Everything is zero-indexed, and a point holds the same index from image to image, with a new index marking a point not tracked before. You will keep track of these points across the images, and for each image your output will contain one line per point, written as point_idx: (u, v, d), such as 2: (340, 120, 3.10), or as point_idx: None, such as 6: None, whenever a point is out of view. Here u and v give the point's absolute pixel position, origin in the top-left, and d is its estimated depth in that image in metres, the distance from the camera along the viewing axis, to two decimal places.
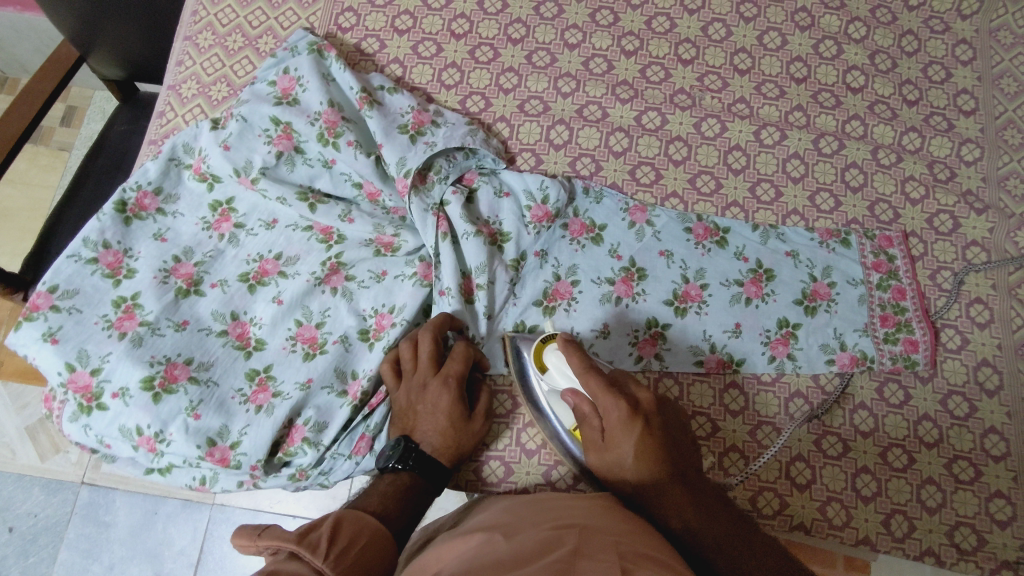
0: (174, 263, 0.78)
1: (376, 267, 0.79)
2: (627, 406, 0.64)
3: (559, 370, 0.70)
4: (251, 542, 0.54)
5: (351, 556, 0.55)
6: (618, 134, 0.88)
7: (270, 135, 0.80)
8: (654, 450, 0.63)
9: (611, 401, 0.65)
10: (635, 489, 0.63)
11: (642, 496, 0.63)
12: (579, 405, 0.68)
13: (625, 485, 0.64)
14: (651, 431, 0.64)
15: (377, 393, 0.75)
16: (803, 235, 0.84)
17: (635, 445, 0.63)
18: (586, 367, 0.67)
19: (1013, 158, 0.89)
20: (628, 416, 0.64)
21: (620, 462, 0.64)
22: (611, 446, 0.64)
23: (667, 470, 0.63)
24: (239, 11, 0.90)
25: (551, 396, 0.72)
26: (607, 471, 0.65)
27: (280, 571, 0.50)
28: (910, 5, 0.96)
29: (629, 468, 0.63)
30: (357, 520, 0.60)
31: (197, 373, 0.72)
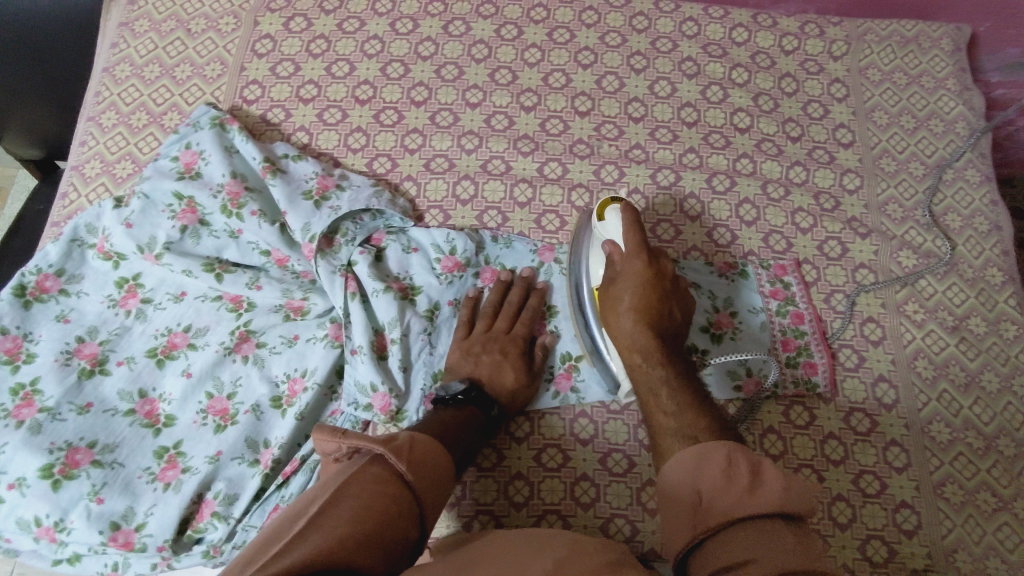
0: (77, 344, 0.77)
1: (286, 332, 0.80)
2: (647, 262, 0.71)
3: (614, 224, 0.75)
4: (335, 438, 0.58)
5: (425, 468, 0.59)
6: (521, 186, 0.90)
7: (174, 210, 0.80)
8: (654, 302, 0.70)
9: (636, 255, 0.71)
10: (623, 327, 0.71)
11: (623, 334, 0.71)
12: (611, 254, 0.74)
13: (619, 328, 0.71)
14: (658, 287, 0.71)
15: (291, 461, 0.73)
16: (702, 268, 0.88)
17: (639, 289, 0.70)
18: (633, 223, 0.73)
19: (890, 185, 0.95)
20: (645, 271, 0.71)
21: (622, 300, 0.71)
22: (619, 288, 0.72)
23: (655, 329, 0.70)
24: (143, 89, 0.92)
25: (597, 242, 0.77)
26: (609, 313, 0.73)
27: (367, 473, 0.55)
28: (786, 50, 1.02)
29: (625, 309, 0.71)
30: (376, 481, 0.55)
31: (101, 456, 0.71)
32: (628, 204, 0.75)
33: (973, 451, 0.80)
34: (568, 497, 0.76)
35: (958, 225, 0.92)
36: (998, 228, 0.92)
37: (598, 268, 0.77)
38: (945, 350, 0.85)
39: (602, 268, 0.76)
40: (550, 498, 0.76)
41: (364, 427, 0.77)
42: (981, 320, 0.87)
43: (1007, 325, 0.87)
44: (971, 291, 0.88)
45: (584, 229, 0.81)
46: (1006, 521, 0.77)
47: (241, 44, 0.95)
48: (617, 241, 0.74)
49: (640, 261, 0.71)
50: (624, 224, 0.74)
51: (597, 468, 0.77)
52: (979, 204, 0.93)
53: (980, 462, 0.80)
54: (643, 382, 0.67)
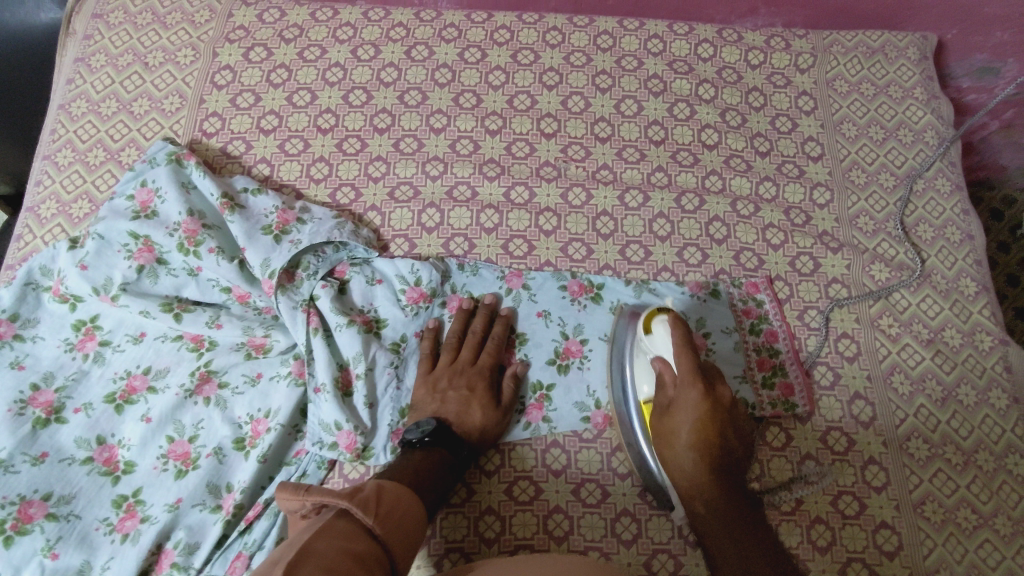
0: (32, 391, 0.75)
1: (249, 371, 0.78)
2: (702, 391, 0.71)
3: (662, 340, 0.74)
4: (299, 496, 0.58)
5: (393, 518, 0.60)
6: (488, 212, 0.89)
7: (130, 249, 0.78)
8: (711, 434, 0.71)
9: (691, 384, 0.71)
10: (683, 464, 0.71)
11: (684, 472, 0.71)
12: (664, 376, 0.73)
13: (676, 461, 0.71)
14: (716, 417, 0.71)
15: (254, 505, 0.71)
16: (674, 288, 0.86)
17: (697, 422, 0.71)
18: (685, 346, 0.71)
19: (861, 198, 0.94)
20: (701, 403, 0.70)
21: (680, 434, 0.72)
22: (677, 420, 0.72)
23: (717, 462, 0.70)
24: (100, 126, 0.90)
25: (644, 356, 0.76)
26: (665, 438, 0.73)
27: (335, 528, 0.55)
28: (752, 64, 1.01)
29: (685, 443, 0.71)
30: (344, 535, 0.54)
31: (56, 509, 0.69)
32: (677, 318, 0.73)
33: (952, 467, 0.79)
34: (540, 531, 0.74)
35: (930, 236, 0.92)
36: (970, 237, 0.92)
37: (645, 383, 0.76)
38: (921, 364, 0.84)
39: (650, 387, 0.75)
40: (522, 532, 0.74)
41: (330, 467, 0.75)
42: (956, 332, 0.86)
43: (981, 337, 0.86)
44: (944, 303, 0.88)
45: (624, 333, 0.80)
46: (987, 538, 0.76)
47: (200, 76, 0.94)
48: (668, 362, 0.73)
49: (696, 390, 0.71)
50: (674, 344, 0.72)
51: (569, 499, 0.76)
52: (950, 213, 0.93)
53: (959, 478, 0.79)
54: (705, 524, 0.69)
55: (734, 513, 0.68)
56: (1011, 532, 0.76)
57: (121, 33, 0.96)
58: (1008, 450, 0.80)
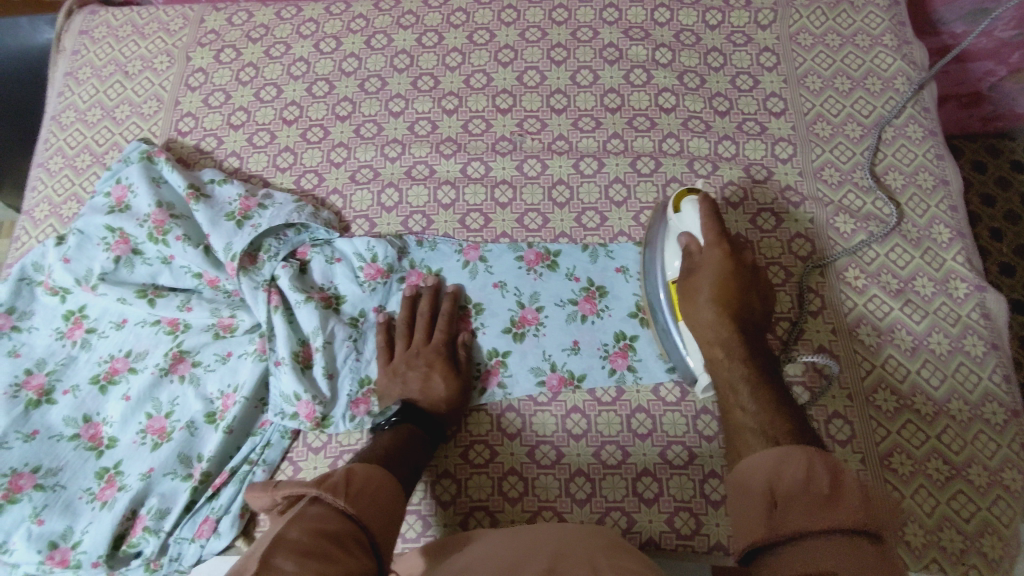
0: (26, 376, 0.82)
1: (220, 350, 0.83)
2: (727, 252, 0.71)
3: (690, 215, 0.75)
4: (268, 492, 0.57)
5: (368, 497, 0.58)
6: (445, 188, 0.91)
7: (108, 242, 0.85)
8: (735, 290, 0.70)
9: (717, 245, 0.71)
10: (704, 318, 0.70)
11: (706, 325, 0.70)
12: (690, 248, 0.74)
13: (699, 319, 0.70)
14: (739, 275, 0.71)
15: (221, 473, 0.76)
16: (630, 251, 0.86)
17: (722, 279, 0.70)
18: (711, 215, 0.73)
19: (825, 150, 0.91)
20: (726, 260, 0.71)
21: (703, 291, 0.71)
22: (700, 278, 0.71)
23: (741, 319, 0.69)
24: (86, 132, 0.97)
25: (671, 235, 0.77)
26: (689, 302, 0.72)
27: (306, 515, 0.54)
28: (711, 25, 1.00)
29: (708, 300, 0.70)
30: (317, 519, 0.53)
31: (43, 480, 0.75)
32: (706, 196, 0.75)
33: (921, 418, 0.76)
34: (496, 493, 0.76)
35: (900, 183, 0.88)
36: (945, 182, 0.88)
37: (673, 259, 0.76)
38: (889, 316, 0.81)
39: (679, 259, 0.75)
40: (478, 495, 0.76)
41: (294, 436, 0.79)
42: (928, 281, 0.83)
43: (956, 284, 0.82)
44: (915, 251, 0.84)
45: (657, 224, 0.81)
46: (959, 489, 0.73)
47: (176, 80, 1.00)
48: (695, 234, 0.74)
49: (723, 250, 0.71)
50: (702, 215, 0.74)
51: (524, 462, 0.77)
52: (923, 159, 0.89)
53: (930, 429, 0.76)
54: (726, 376, 0.66)
55: (755, 362, 0.65)
56: (985, 482, 0.73)
57: (105, 47, 1.04)
58: (985, 399, 0.77)
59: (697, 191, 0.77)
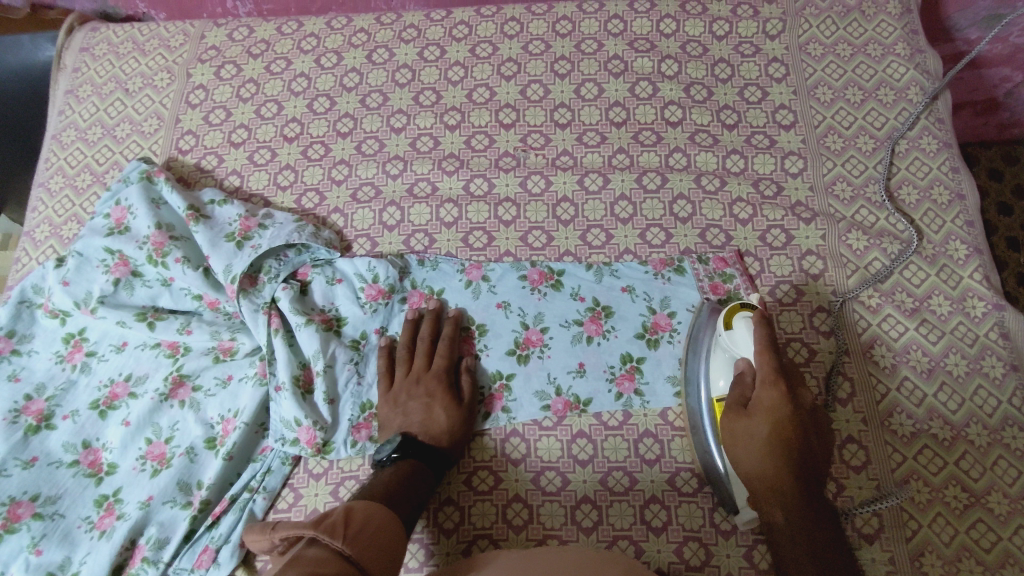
0: (25, 401, 0.81)
1: (220, 373, 0.82)
2: (784, 394, 0.67)
3: (743, 336, 0.71)
4: (267, 535, 0.58)
5: (366, 536, 0.57)
6: (447, 206, 0.89)
7: (107, 264, 0.84)
8: (791, 435, 0.66)
9: (772, 385, 0.67)
10: (756, 465, 0.66)
11: (757, 473, 0.66)
12: (744, 377, 0.70)
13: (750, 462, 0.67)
14: (796, 417, 0.67)
15: (221, 501, 0.75)
16: (637, 269, 0.84)
17: (776, 424, 0.66)
18: (768, 345, 0.68)
19: (837, 164, 0.89)
20: (782, 402, 0.67)
21: (756, 433, 0.67)
22: (754, 419, 0.67)
23: (796, 469, 0.65)
24: (86, 152, 0.97)
25: (722, 354, 0.73)
26: (739, 440, 0.68)
27: (302, 558, 0.52)
28: (718, 35, 0.98)
29: (760, 442, 0.66)
30: (315, 561, 0.52)
31: (42, 509, 0.74)
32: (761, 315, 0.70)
33: (939, 443, 0.74)
34: (500, 521, 0.74)
35: (914, 198, 0.86)
36: (961, 197, 0.85)
37: (721, 378, 0.72)
38: (904, 336, 0.79)
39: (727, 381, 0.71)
40: (481, 523, 0.74)
41: (295, 462, 0.78)
42: (944, 300, 0.80)
43: (973, 302, 0.80)
44: (931, 269, 0.82)
45: (704, 331, 0.77)
46: (979, 518, 0.70)
47: (176, 97, 0.99)
48: (750, 361, 0.70)
49: (779, 391, 0.67)
50: (757, 343, 0.69)
51: (529, 488, 0.76)
52: (937, 172, 0.87)
53: (947, 455, 0.73)
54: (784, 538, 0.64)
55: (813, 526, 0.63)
56: (1006, 511, 0.71)
57: (105, 64, 1.03)
58: (1005, 424, 0.74)
59: (751, 309, 0.72)
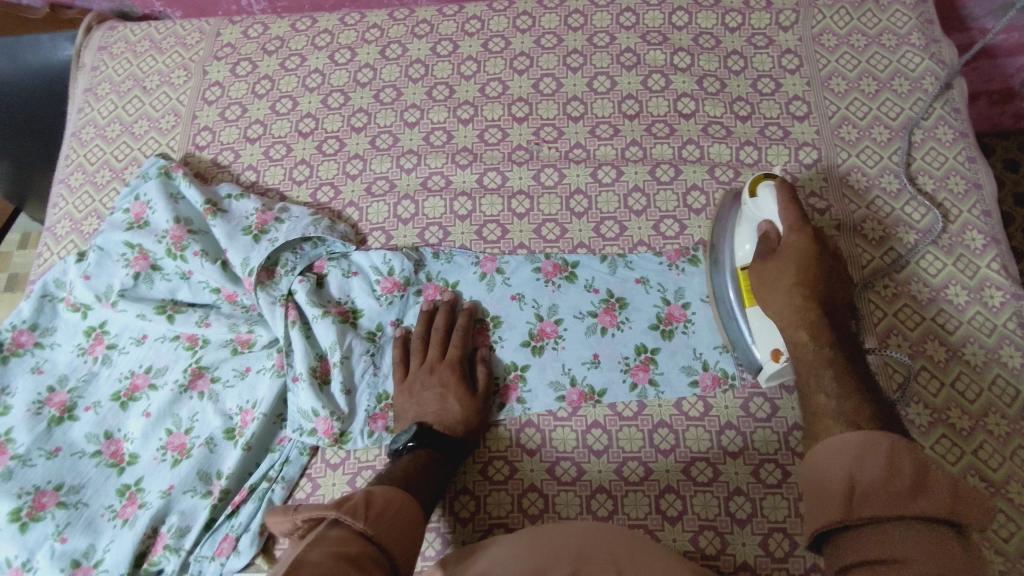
0: (48, 393, 0.82)
1: (238, 365, 0.83)
2: (811, 238, 0.68)
3: (766, 200, 0.72)
4: (286, 518, 0.58)
5: (388, 519, 0.58)
6: (461, 199, 0.90)
7: (128, 258, 0.85)
8: (818, 277, 0.67)
9: (800, 229, 0.68)
10: (783, 303, 0.68)
11: (786, 310, 0.68)
12: (769, 235, 0.71)
13: (779, 305, 0.68)
14: (822, 261, 0.68)
15: (240, 490, 0.76)
16: (651, 260, 0.84)
17: (803, 262, 0.67)
18: (791, 198, 0.70)
19: (852, 154, 0.88)
20: (810, 245, 0.68)
21: (783, 278, 0.68)
22: (781, 265, 0.69)
23: (823, 305, 0.67)
24: (107, 148, 0.98)
25: (747, 220, 0.75)
26: (768, 287, 0.70)
27: (325, 537, 0.53)
28: (731, 27, 0.98)
29: (788, 282, 0.68)
30: (338, 543, 0.53)
31: (65, 497, 0.75)
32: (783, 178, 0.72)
33: (956, 433, 0.73)
34: (516, 510, 0.75)
35: (931, 187, 0.85)
36: (978, 186, 0.85)
37: (746, 243, 0.75)
38: (920, 326, 0.79)
39: (752, 244, 0.74)
40: (497, 512, 0.75)
41: (312, 452, 0.79)
42: (961, 289, 0.80)
43: (991, 292, 0.79)
44: (947, 259, 0.81)
45: (729, 211, 0.80)
46: (998, 507, 0.70)
47: (193, 94, 1.00)
48: (774, 220, 0.71)
49: (804, 236, 0.68)
50: (780, 200, 0.70)
51: (544, 478, 0.76)
52: (953, 162, 0.86)
53: (965, 444, 0.73)
54: (806, 358, 0.66)
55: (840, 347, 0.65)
56: None
57: (123, 63, 1.05)
58: None
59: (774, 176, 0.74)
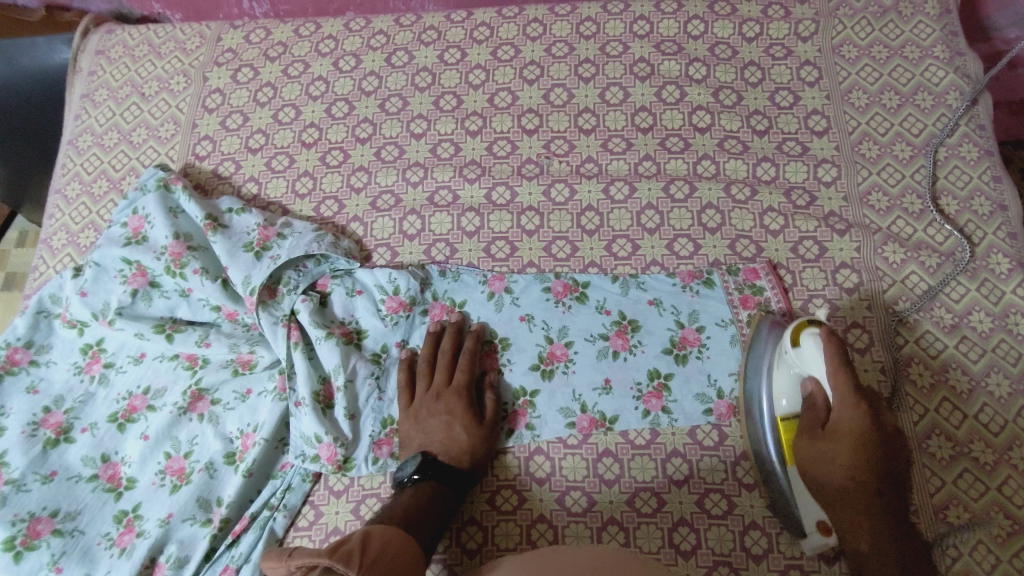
0: (44, 413, 0.80)
1: (239, 386, 0.80)
2: (865, 415, 0.65)
3: (810, 355, 0.68)
4: (283, 562, 0.54)
5: (382, 564, 0.56)
6: (468, 215, 0.87)
7: (125, 275, 0.82)
8: (874, 461, 0.65)
9: (851, 403, 0.65)
10: (835, 489, 0.66)
11: (841, 504, 0.65)
12: (816, 400, 0.68)
13: (829, 476, 0.66)
14: (877, 440, 0.65)
15: (241, 519, 0.74)
16: (664, 281, 0.82)
17: (857, 447, 0.65)
18: (842, 365, 0.65)
19: (873, 172, 0.85)
20: (863, 422, 0.65)
21: (835, 458, 0.66)
22: (832, 442, 0.66)
23: (879, 487, 0.64)
24: (104, 157, 0.95)
25: (785, 369, 0.70)
26: (815, 457, 0.67)
27: None
28: (748, 37, 0.94)
29: (842, 468, 0.65)
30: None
31: (61, 525, 0.73)
32: (831, 332, 0.67)
33: (979, 467, 0.71)
34: (524, 542, 0.73)
35: (954, 208, 0.83)
36: (1003, 207, 0.82)
37: (784, 397, 0.70)
38: (943, 354, 0.76)
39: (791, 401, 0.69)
40: (505, 543, 0.73)
41: (315, 479, 0.77)
42: (985, 316, 0.77)
43: (1016, 319, 0.77)
44: (971, 283, 0.79)
45: (765, 343, 0.75)
46: (1023, 546, 0.68)
47: (193, 101, 0.97)
48: (820, 380, 0.68)
49: (858, 413, 0.65)
50: (827, 363, 0.66)
51: (553, 509, 0.74)
52: (978, 182, 0.83)
53: (988, 479, 0.71)
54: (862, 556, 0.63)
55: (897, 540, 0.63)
56: None
57: (120, 67, 1.02)
58: None
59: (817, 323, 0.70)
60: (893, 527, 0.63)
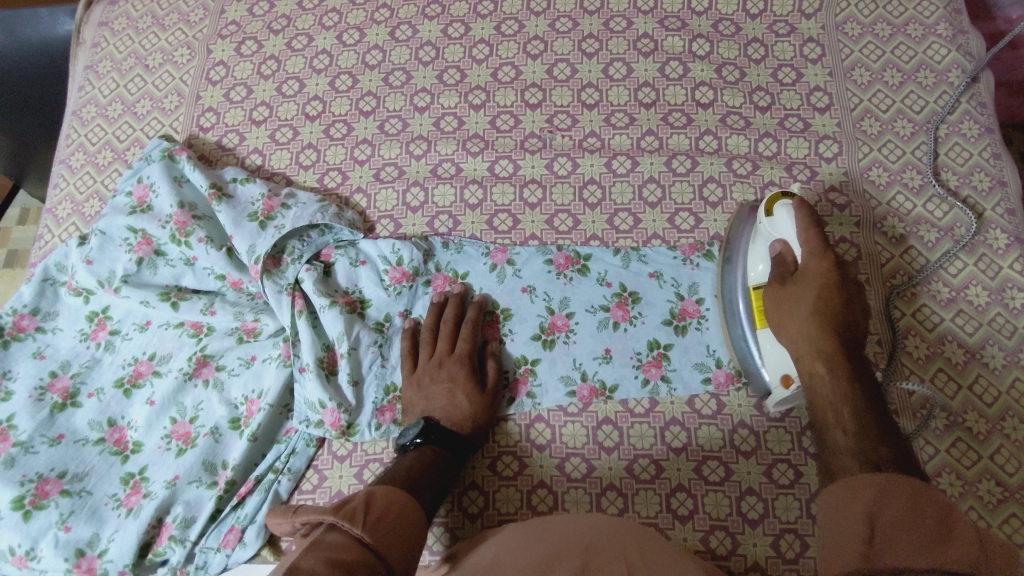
0: (51, 378, 0.81)
1: (244, 354, 0.81)
2: (831, 264, 0.67)
3: (783, 221, 0.71)
4: (288, 519, 0.58)
5: (388, 522, 0.57)
6: (471, 187, 0.88)
7: (130, 243, 0.83)
8: (838, 305, 0.66)
9: (819, 255, 0.67)
10: (802, 330, 0.66)
11: (804, 339, 0.66)
12: (784, 257, 0.71)
13: (795, 324, 0.67)
14: (843, 288, 0.67)
15: (246, 482, 0.75)
16: (665, 254, 0.82)
17: (823, 290, 0.66)
18: (811, 221, 0.69)
19: (873, 149, 0.86)
20: (831, 270, 0.67)
21: (801, 301, 0.67)
22: (799, 288, 0.68)
23: (841, 331, 0.65)
24: (108, 128, 0.96)
25: (761, 240, 0.74)
26: (783, 309, 0.68)
27: (322, 542, 0.52)
28: (751, 14, 0.95)
29: (806, 308, 0.66)
30: (335, 546, 0.51)
31: (69, 486, 0.74)
32: (802, 199, 0.71)
33: (973, 437, 0.72)
34: (524, 507, 0.74)
35: (954, 185, 0.83)
36: (1002, 183, 0.83)
37: (759, 262, 0.73)
38: (939, 327, 0.77)
39: (766, 264, 0.72)
40: (506, 508, 0.74)
41: (319, 444, 0.78)
42: (982, 290, 0.78)
43: (1012, 294, 0.78)
44: (968, 258, 0.80)
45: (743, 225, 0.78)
46: (1013, 512, 0.69)
47: (197, 73, 0.98)
48: (791, 241, 0.70)
49: (825, 261, 0.67)
50: (798, 221, 0.70)
51: (553, 475, 0.75)
52: (977, 158, 0.84)
53: (982, 449, 0.72)
54: (822, 390, 0.64)
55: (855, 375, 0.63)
56: None
57: (125, 39, 1.02)
58: None
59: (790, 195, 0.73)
60: (853, 369, 0.63)
